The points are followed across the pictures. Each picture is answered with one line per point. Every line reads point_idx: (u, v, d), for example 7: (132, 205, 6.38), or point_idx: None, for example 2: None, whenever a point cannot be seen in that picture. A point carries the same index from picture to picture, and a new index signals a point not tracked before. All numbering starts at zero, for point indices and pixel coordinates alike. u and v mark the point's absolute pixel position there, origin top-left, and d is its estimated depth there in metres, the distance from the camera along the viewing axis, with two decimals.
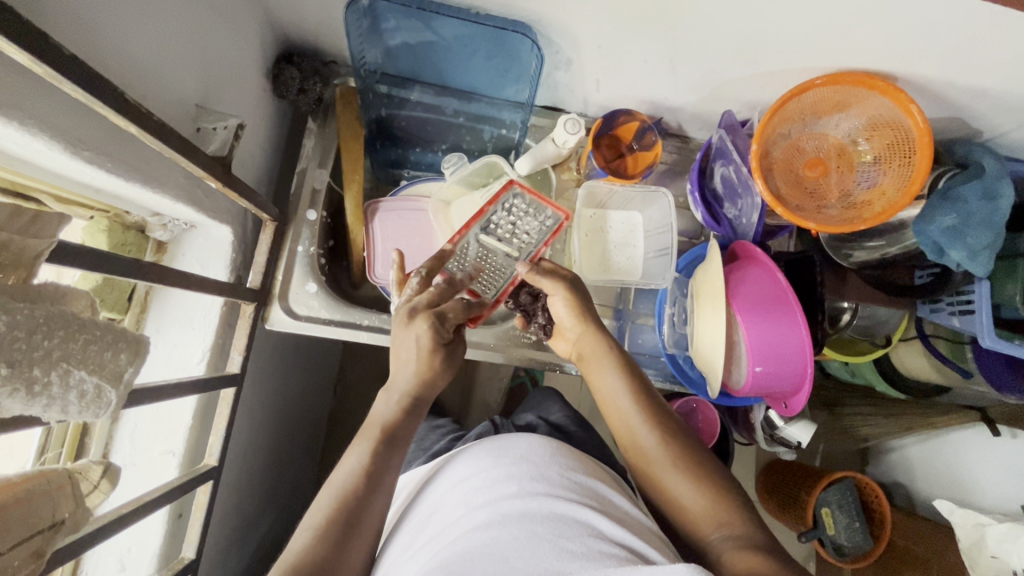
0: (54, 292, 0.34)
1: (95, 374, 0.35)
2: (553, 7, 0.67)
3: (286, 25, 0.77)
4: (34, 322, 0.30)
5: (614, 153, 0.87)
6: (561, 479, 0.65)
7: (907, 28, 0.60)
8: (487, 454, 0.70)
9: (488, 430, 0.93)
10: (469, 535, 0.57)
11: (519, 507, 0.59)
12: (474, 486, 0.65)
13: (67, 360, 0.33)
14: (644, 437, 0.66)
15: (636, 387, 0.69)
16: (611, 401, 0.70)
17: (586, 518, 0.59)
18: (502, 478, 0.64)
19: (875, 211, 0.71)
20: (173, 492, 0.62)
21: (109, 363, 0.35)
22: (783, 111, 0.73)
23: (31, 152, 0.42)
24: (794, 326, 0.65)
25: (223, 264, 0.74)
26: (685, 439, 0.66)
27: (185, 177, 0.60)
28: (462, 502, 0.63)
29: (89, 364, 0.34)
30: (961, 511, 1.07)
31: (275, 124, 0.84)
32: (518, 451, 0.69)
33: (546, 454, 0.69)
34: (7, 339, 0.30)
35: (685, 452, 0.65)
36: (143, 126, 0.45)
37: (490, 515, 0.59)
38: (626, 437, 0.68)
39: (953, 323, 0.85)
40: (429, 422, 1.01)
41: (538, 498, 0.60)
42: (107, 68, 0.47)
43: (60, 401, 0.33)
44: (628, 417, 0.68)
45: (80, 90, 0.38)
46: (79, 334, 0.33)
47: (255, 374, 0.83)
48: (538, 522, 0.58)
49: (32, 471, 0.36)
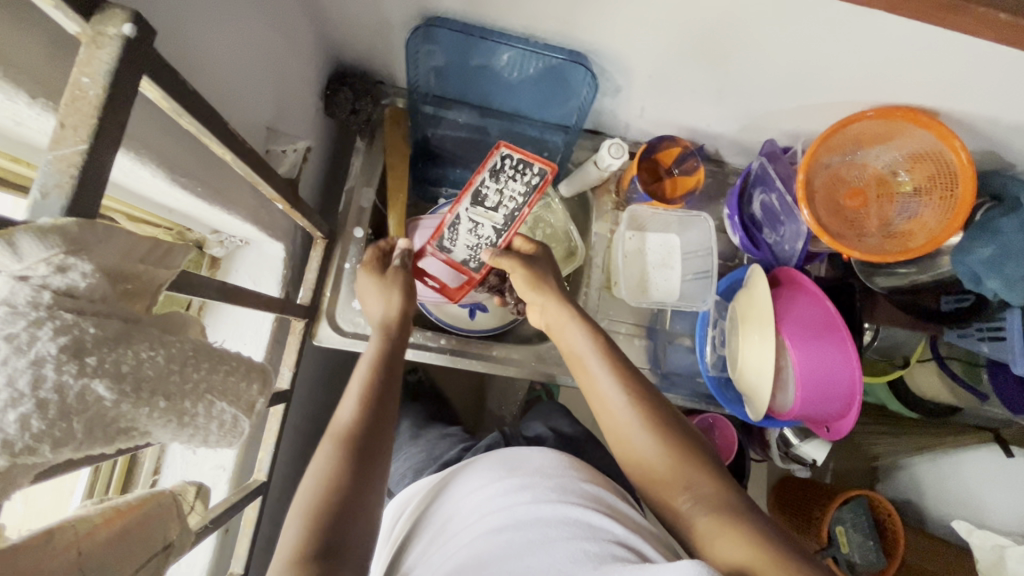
0: (183, 319, 0.34)
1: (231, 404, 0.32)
2: (611, 39, 0.69)
3: (341, 48, 0.79)
4: (186, 354, 0.29)
5: (653, 176, 0.89)
6: (576, 487, 0.65)
7: (956, 70, 0.63)
8: (499, 466, 0.70)
9: (495, 441, 0.92)
10: (484, 539, 0.58)
11: (533, 513, 0.60)
12: (488, 493, 0.65)
13: (211, 391, 0.30)
14: (618, 408, 0.64)
15: (607, 354, 0.67)
16: (581, 369, 0.69)
17: (599, 522, 0.59)
18: (516, 487, 0.64)
19: (917, 242, 0.74)
20: (231, 509, 0.62)
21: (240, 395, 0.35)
22: (829, 142, 0.75)
23: (134, 177, 0.43)
24: (846, 354, 0.68)
25: (276, 280, 0.75)
26: (656, 405, 0.64)
27: (254, 197, 0.61)
28: (476, 508, 0.64)
29: (228, 395, 0.32)
30: (981, 533, 1.09)
31: (323, 142, 0.85)
32: (531, 463, 0.69)
33: (560, 466, 0.69)
34: (165, 371, 0.29)
35: (657, 417, 0.63)
36: (238, 153, 0.46)
37: (503, 520, 0.60)
38: (596, 404, 0.67)
39: (981, 348, 0.87)
40: (440, 430, 1.02)
41: (552, 504, 0.61)
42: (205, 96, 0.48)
43: (200, 431, 0.30)
44: (595, 384, 0.67)
45: (197, 124, 0.39)
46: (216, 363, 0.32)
47: (303, 389, 0.83)
48: (552, 527, 0.58)
49: (143, 493, 0.37)
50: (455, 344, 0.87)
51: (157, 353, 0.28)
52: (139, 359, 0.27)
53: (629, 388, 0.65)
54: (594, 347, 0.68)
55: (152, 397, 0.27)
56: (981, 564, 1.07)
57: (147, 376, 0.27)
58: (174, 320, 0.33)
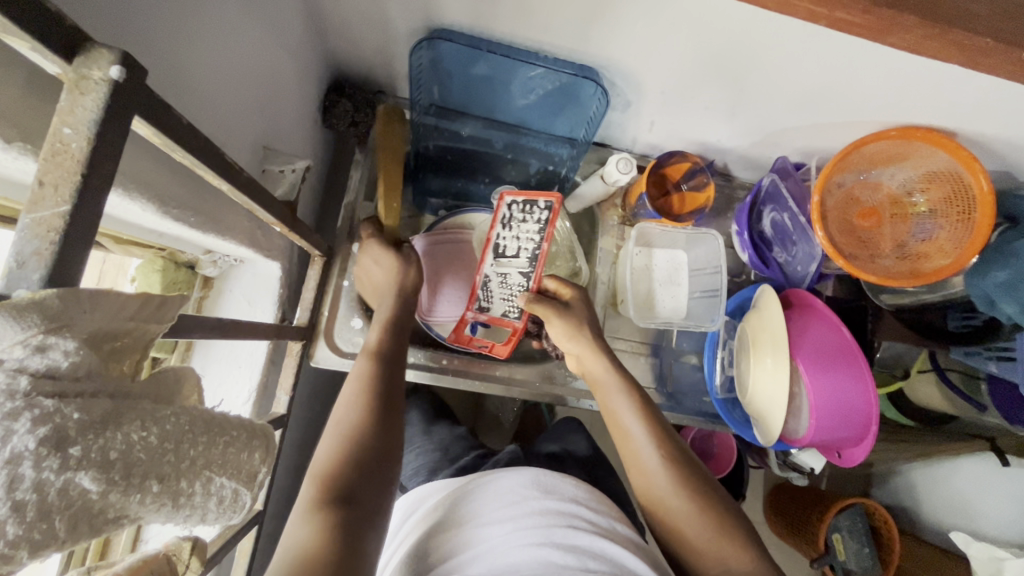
0: (176, 377, 0.32)
1: (232, 478, 0.31)
2: (624, 55, 0.66)
3: (340, 58, 0.75)
4: (182, 431, 0.28)
5: (660, 191, 0.85)
6: (610, 523, 0.63)
7: (979, 94, 0.61)
8: (529, 476, 0.67)
9: (513, 453, 0.90)
10: (521, 559, 0.56)
11: (572, 539, 0.58)
12: (519, 508, 0.62)
13: (209, 466, 0.29)
14: (641, 448, 0.66)
15: (637, 394, 0.69)
16: (608, 405, 0.71)
17: (625, 559, 0.59)
18: (552, 509, 0.62)
19: (932, 265, 0.72)
20: (226, 546, 0.59)
21: (247, 466, 0.32)
22: (843, 162, 0.73)
23: (121, 211, 0.40)
24: (860, 376, 0.66)
25: (270, 303, 0.72)
26: (680, 446, 0.66)
27: (249, 219, 0.58)
28: (502, 527, 0.60)
29: (228, 468, 0.30)
30: (979, 544, 1.09)
31: (320, 154, 0.82)
32: (562, 483, 0.67)
33: (588, 491, 0.68)
34: (158, 451, 0.27)
35: (684, 458, 0.65)
36: (234, 183, 0.43)
37: (542, 541, 0.57)
38: (620, 439, 0.69)
39: (989, 368, 0.84)
40: (451, 428, 0.99)
41: (589, 534, 0.60)
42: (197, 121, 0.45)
43: (199, 511, 0.29)
44: (633, 442, 0.67)
45: (191, 158, 0.36)
46: (219, 433, 0.31)
47: (300, 410, 0.80)
48: (591, 558, 0.57)
49: (133, 561, 0.34)
50: (458, 364, 0.85)
51: (150, 432, 0.26)
52: (129, 441, 0.25)
53: (657, 428, 0.66)
54: (624, 384, 0.70)
55: (146, 482, 0.25)
56: None
57: (141, 460, 0.25)
58: (166, 383, 0.31)
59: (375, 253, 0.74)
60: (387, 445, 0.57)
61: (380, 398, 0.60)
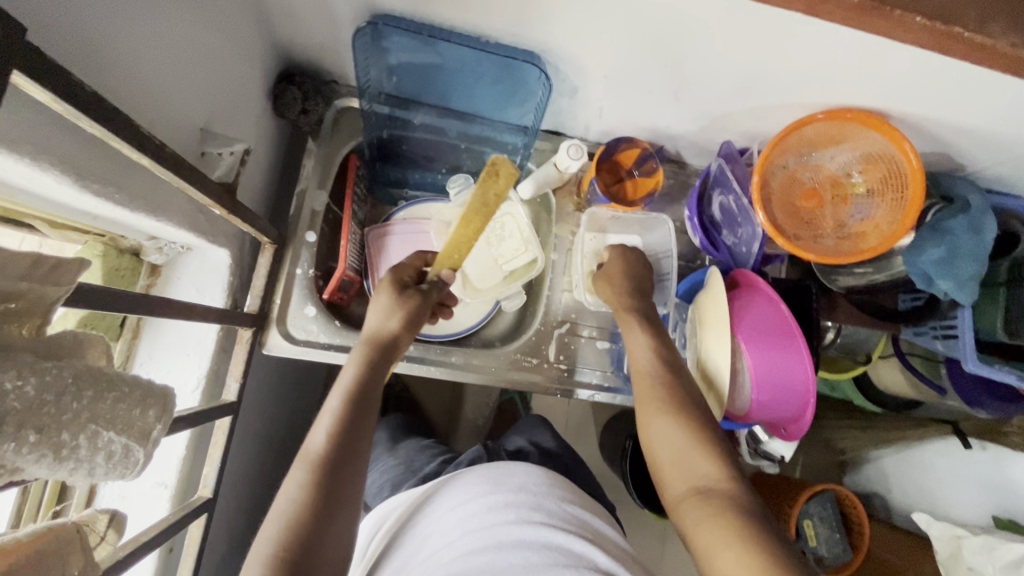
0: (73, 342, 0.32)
1: (124, 435, 0.34)
2: (563, 39, 0.67)
3: (287, 46, 0.76)
4: (66, 385, 0.29)
5: (613, 177, 0.87)
6: (561, 509, 0.66)
7: (900, 74, 0.63)
8: (484, 479, 0.69)
9: (478, 455, 0.89)
10: (464, 562, 0.58)
11: (515, 537, 0.60)
12: (468, 512, 0.64)
13: (95, 421, 0.31)
14: (669, 432, 0.64)
15: (664, 371, 0.69)
16: (645, 391, 0.68)
17: (581, 549, 0.61)
18: (499, 505, 0.64)
19: (870, 243, 0.74)
20: (169, 530, 0.58)
21: (137, 421, 0.34)
22: (783, 144, 0.75)
23: (38, 183, 0.41)
24: (798, 354, 0.68)
25: (220, 289, 0.71)
26: (699, 420, 0.64)
27: (186, 201, 0.58)
28: (455, 530, 0.63)
29: (118, 424, 0.33)
30: (939, 523, 1.11)
31: (273, 144, 0.82)
32: (519, 478, 0.69)
33: (546, 484, 0.69)
34: (36, 404, 0.28)
35: (689, 430, 0.63)
36: (155, 158, 0.43)
37: (483, 544, 0.59)
38: (642, 426, 0.67)
39: (936, 347, 0.88)
40: (416, 442, 0.99)
41: (536, 526, 0.61)
42: (115, 98, 0.46)
43: (86, 465, 0.31)
44: (647, 376, 0.69)
45: (98, 128, 0.37)
46: (108, 393, 0.32)
47: (251, 399, 0.80)
48: (533, 551, 0.58)
49: (39, 528, 0.35)
50: (415, 351, 0.85)
51: (26, 382, 0.27)
52: (3, 389, 0.26)
53: (678, 407, 0.65)
54: (657, 372, 0.69)
55: (21, 431, 0.27)
56: (941, 555, 1.09)
57: (16, 411, 0.27)
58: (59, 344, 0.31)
59: (378, 289, 0.71)
60: (354, 433, 0.59)
61: (361, 396, 0.62)
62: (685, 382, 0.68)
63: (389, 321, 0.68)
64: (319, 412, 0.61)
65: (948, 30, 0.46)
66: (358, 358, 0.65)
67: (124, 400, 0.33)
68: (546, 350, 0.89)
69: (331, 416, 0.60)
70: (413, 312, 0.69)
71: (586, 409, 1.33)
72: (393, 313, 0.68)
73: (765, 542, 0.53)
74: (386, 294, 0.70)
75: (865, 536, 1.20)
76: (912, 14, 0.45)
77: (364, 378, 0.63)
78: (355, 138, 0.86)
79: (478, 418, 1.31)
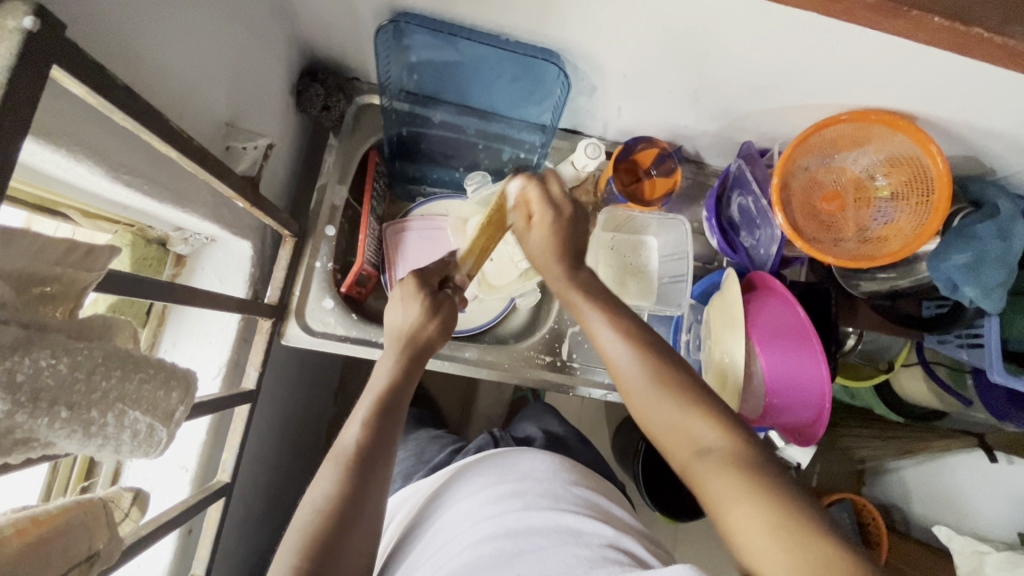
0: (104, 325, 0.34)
1: (150, 415, 0.35)
2: (582, 37, 0.67)
3: (311, 43, 0.77)
4: (95, 363, 0.31)
5: (632, 177, 0.87)
6: (568, 493, 0.67)
7: (929, 76, 0.61)
8: (491, 472, 0.71)
9: (486, 442, 0.91)
10: (476, 547, 0.58)
11: (525, 520, 0.61)
12: (477, 501, 0.66)
13: (123, 400, 0.33)
14: (659, 401, 0.59)
15: (639, 343, 0.61)
16: (625, 368, 0.61)
17: (590, 528, 0.61)
18: (507, 495, 0.65)
19: (892, 248, 0.73)
20: (189, 511, 0.60)
21: (162, 402, 0.36)
22: (805, 145, 0.74)
23: (72, 172, 0.43)
24: (815, 359, 0.67)
25: (242, 280, 0.73)
26: (691, 384, 0.59)
27: (211, 194, 0.60)
28: (466, 518, 0.64)
29: (143, 404, 0.35)
30: (961, 538, 1.07)
31: (295, 140, 0.84)
32: (524, 468, 0.71)
33: (550, 471, 0.71)
34: (68, 381, 0.30)
35: (681, 396, 0.58)
36: (181, 151, 0.45)
37: (495, 528, 0.60)
38: (626, 392, 0.61)
39: (960, 355, 0.85)
40: (427, 433, 1.00)
41: (543, 511, 0.62)
42: (146, 92, 0.47)
43: (114, 443, 0.33)
44: (614, 358, 0.62)
45: (130, 121, 0.38)
46: (136, 372, 0.34)
47: (268, 388, 0.83)
48: (542, 536, 0.59)
49: (68, 502, 0.37)
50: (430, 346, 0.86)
51: (59, 361, 0.29)
52: (39, 366, 0.28)
53: (661, 376, 0.59)
54: (632, 350, 0.61)
55: (54, 406, 0.29)
56: (962, 570, 1.06)
57: (50, 386, 0.29)
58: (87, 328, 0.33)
59: (405, 294, 0.67)
60: (382, 438, 0.59)
61: (389, 402, 0.62)
62: (664, 351, 0.61)
63: (424, 324, 0.67)
64: (349, 416, 0.61)
65: (967, 30, 0.45)
66: (390, 363, 0.65)
67: (150, 380, 0.35)
68: (559, 348, 0.89)
69: (361, 421, 0.60)
70: (443, 319, 0.68)
71: (600, 408, 1.33)
72: (426, 318, 0.67)
73: (789, 506, 0.49)
74: (416, 300, 0.67)
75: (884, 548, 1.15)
76: (930, 14, 0.44)
77: (395, 387, 0.63)
78: (376, 135, 0.87)
79: (492, 414, 1.31)
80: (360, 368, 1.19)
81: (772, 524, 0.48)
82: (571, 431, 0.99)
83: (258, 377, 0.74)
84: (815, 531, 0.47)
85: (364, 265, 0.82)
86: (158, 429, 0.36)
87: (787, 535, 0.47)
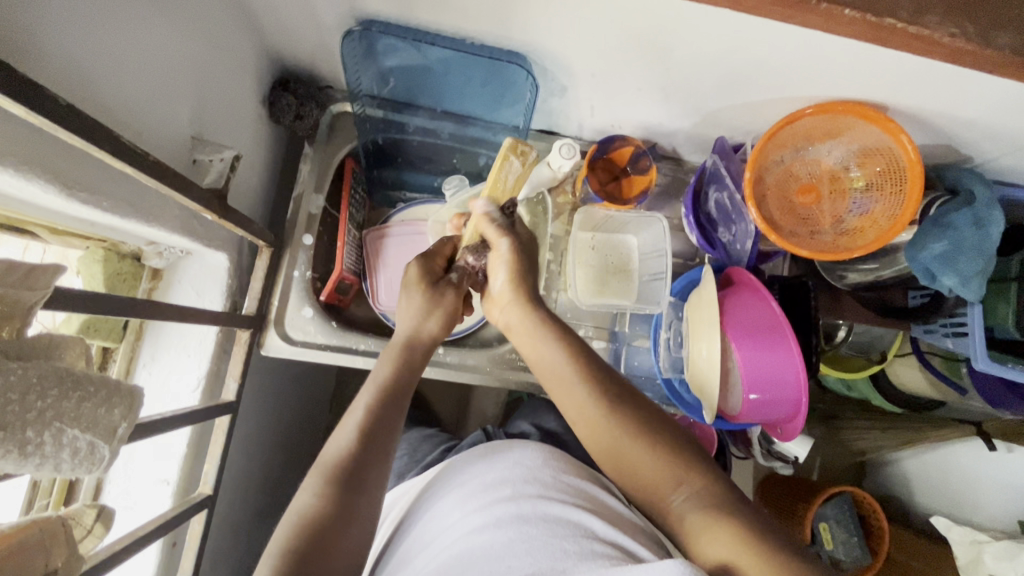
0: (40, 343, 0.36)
1: (91, 430, 0.38)
2: (545, 38, 0.67)
3: (281, 54, 0.78)
4: (30, 382, 0.34)
5: (609, 176, 0.86)
6: (557, 482, 0.67)
7: (891, 67, 0.61)
8: (481, 463, 0.71)
9: (478, 439, 0.90)
10: (467, 538, 0.58)
11: (514, 509, 0.60)
12: (465, 491, 0.66)
13: (59, 419, 0.35)
14: (638, 453, 0.57)
15: (604, 395, 0.60)
16: (587, 409, 0.60)
17: (579, 518, 0.60)
18: (498, 483, 0.65)
19: (867, 238, 0.73)
20: (170, 521, 0.60)
21: (103, 418, 0.38)
22: (776, 139, 0.74)
23: (21, 189, 0.43)
24: (788, 352, 0.68)
25: (219, 292, 0.73)
26: (662, 433, 0.59)
27: (178, 207, 0.61)
28: (456, 509, 0.64)
29: (83, 421, 0.37)
30: (959, 528, 1.06)
31: (270, 151, 0.85)
32: (512, 457, 0.70)
33: (539, 460, 0.70)
34: (4, 400, 0.32)
35: (647, 442, 0.58)
36: (140, 168, 0.45)
37: (485, 518, 0.60)
38: (600, 448, 0.59)
39: (947, 345, 0.82)
40: (420, 432, 1.00)
41: (532, 501, 0.61)
42: (91, 109, 0.47)
43: (53, 458, 0.35)
44: (568, 385, 0.62)
45: (77, 138, 0.39)
46: (73, 390, 0.36)
47: (250, 398, 0.82)
48: (532, 525, 0.58)
49: (23, 523, 0.37)
50: None
51: None
52: None
53: (618, 414, 0.59)
54: (596, 396, 0.60)
55: None
56: (959, 560, 1.04)
57: None
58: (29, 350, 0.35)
59: (408, 282, 0.70)
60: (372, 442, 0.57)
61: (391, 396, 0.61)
62: (633, 405, 0.60)
63: (427, 321, 0.68)
64: (345, 414, 0.59)
65: (882, 20, 0.45)
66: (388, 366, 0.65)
67: (90, 398, 0.37)
68: None
69: (352, 430, 0.58)
70: (447, 311, 0.69)
71: None
72: (430, 312, 0.68)
73: (767, 541, 0.49)
74: (418, 291, 0.69)
75: (886, 542, 1.12)
76: (847, 5, 0.44)
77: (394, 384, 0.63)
78: (352, 142, 0.87)
79: (487, 413, 1.31)
80: (351, 373, 1.19)
81: (751, 560, 0.47)
82: (567, 428, 0.99)
83: (238, 389, 0.74)
84: (787, 560, 0.47)
85: (343, 274, 0.81)
86: (101, 445, 0.39)
87: (759, 566, 0.47)
